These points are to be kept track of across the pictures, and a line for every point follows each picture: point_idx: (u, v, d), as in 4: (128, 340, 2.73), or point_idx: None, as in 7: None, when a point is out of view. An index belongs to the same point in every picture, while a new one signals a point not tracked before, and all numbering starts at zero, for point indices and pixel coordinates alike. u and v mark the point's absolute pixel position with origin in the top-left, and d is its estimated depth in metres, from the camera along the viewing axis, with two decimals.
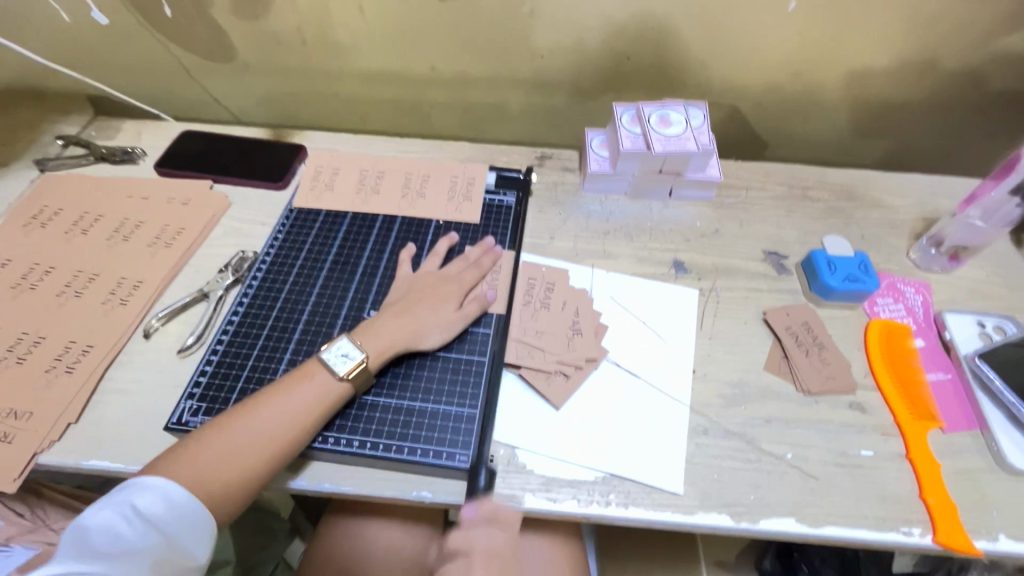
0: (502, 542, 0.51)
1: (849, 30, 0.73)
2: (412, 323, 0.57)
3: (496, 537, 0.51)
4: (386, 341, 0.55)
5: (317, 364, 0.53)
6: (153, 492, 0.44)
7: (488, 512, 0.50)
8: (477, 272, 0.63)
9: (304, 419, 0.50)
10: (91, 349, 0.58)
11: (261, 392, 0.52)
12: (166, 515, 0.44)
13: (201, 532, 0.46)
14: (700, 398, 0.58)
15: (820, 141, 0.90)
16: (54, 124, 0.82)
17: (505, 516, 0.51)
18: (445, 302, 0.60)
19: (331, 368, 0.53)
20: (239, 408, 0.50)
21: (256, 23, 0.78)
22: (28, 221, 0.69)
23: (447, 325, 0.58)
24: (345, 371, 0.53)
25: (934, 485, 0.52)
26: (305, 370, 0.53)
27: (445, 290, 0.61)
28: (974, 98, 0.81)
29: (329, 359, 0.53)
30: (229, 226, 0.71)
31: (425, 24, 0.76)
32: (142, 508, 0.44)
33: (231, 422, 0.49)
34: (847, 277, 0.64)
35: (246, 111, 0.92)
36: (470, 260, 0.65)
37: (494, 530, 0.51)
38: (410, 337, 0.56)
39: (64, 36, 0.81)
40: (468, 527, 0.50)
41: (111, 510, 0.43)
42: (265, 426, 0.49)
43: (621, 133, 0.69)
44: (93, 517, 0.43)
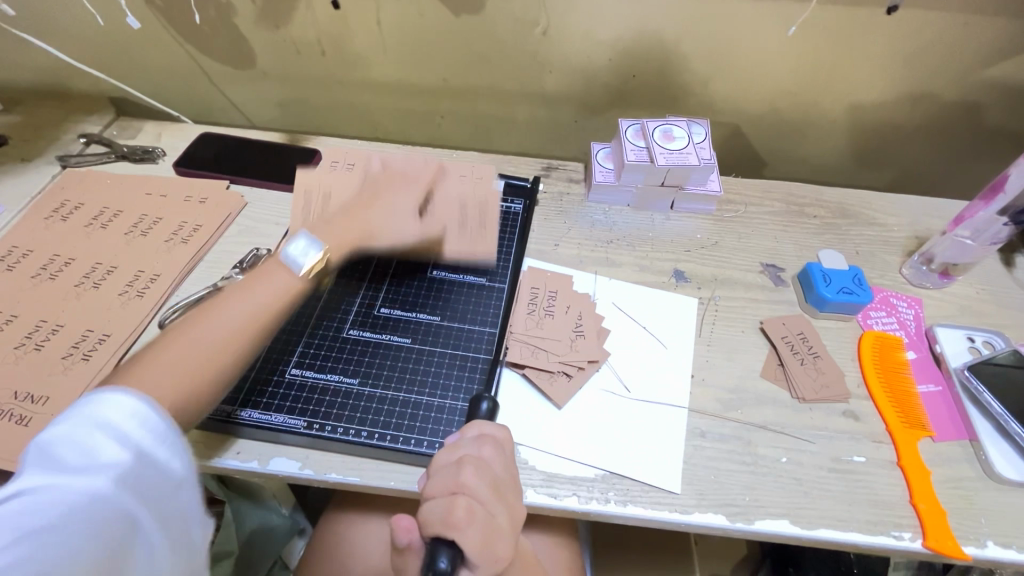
0: (492, 454, 0.47)
1: (846, 55, 0.76)
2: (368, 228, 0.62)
3: (486, 449, 0.47)
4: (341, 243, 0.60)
5: (277, 264, 0.56)
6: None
7: (473, 431, 0.49)
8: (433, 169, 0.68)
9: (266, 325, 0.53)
10: (107, 338, 0.60)
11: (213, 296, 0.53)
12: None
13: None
14: (697, 402, 0.59)
15: (816, 162, 0.93)
16: (76, 122, 0.84)
17: (491, 435, 0.49)
18: (403, 202, 0.65)
19: (292, 265, 0.56)
20: (197, 310, 0.51)
21: (277, 33, 0.81)
22: (49, 214, 0.71)
23: (403, 230, 0.63)
24: (307, 267, 0.56)
25: (924, 492, 0.54)
26: (265, 271, 0.55)
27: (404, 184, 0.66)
28: (965, 124, 0.84)
29: (291, 258, 0.56)
30: (244, 225, 0.73)
31: (439, 38, 0.79)
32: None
33: (185, 325, 0.50)
34: (841, 290, 0.66)
35: (262, 116, 0.94)
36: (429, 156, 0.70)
37: (483, 442, 0.48)
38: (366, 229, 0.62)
39: (92, 39, 0.84)
40: (456, 444, 0.48)
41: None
42: (215, 333, 0.50)
43: (625, 146, 0.72)
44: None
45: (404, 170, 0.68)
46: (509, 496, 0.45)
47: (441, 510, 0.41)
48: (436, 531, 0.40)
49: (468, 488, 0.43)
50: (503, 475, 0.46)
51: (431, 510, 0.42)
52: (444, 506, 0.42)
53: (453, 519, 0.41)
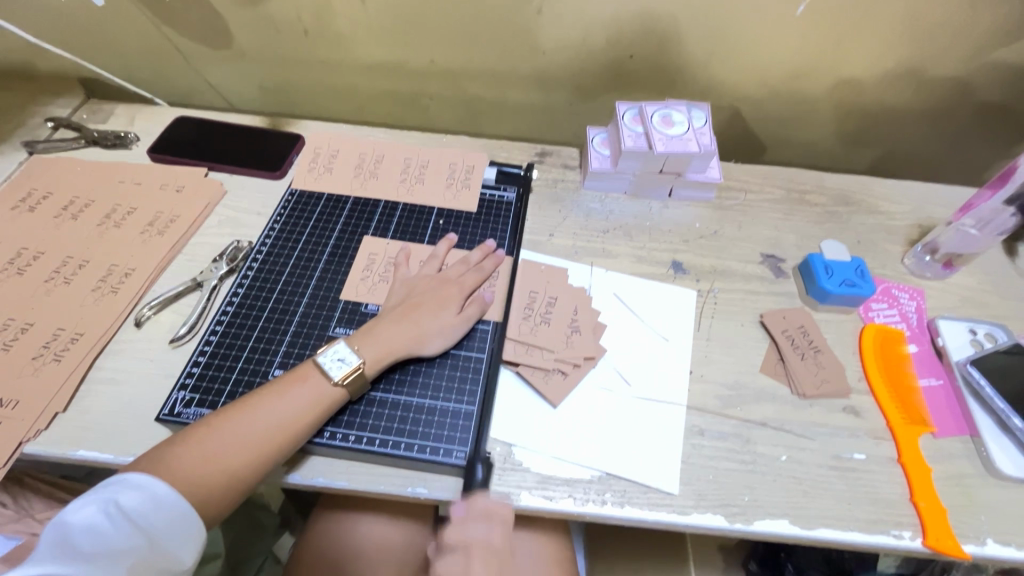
0: (497, 535, 0.50)
1: (852, 35, 0.73)
2: (413, 331, 0.56)
3: (493, 533, 0.50)
4: (386, 348, 0.54)
5: (311, 368, 0.52)
6: (139, 490, 0.43)
7: (479, 507, 0.50)
8: (479, 275, 0.62)
9: (300, 422, 0.49)
10: (80, 337, 0.57)
11: (253, 392, 0.51)
12: (152, 517, 0.43)
13: (188, 533, 0.44)
14: (696, 399, 0.58)
15: (817, 147, 0.90)
16: (42, 106, 0.80)
17: (495, 510, 0.50)
18: (446, 307, 0.58)
19: (327, 373, 0.52)
20: (230, 409, 0.49)
21: (254, 10, 0.76)
22: (15, 204, 0.67)
23: (447, 332, 0.57)
24: (340, 376, 0.52)
25: (924, 489, 0.53)
26: (299, 372, 0.52)
27: (447, 293, 0.59)
28: (971, 108, 0.81)
29: (324, 363, 0.52)
30: (224, 215, 0.70)
31: (427, 16, 0.75)
32: (125, 506, 0.42)
33: (220, 422, 0.48)
34: (844, 282, 0.64)
35: (242, 98, 0.90)
36: (471, 263, 0.63)
37: (490, 525, 0.50)
38: (411, 343, 0.55)
39: (56, 15, 0.79)
40: (464, 523, 0.50)
41: (94, 506, 0.42)
42: (251, 429, 0.48)
43: (623, 132, 0.69)
44: (76, 515, 0.42)
45: (442, 274, 0.61)
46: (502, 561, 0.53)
47: None
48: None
49: None
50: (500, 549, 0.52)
51: None
52: None
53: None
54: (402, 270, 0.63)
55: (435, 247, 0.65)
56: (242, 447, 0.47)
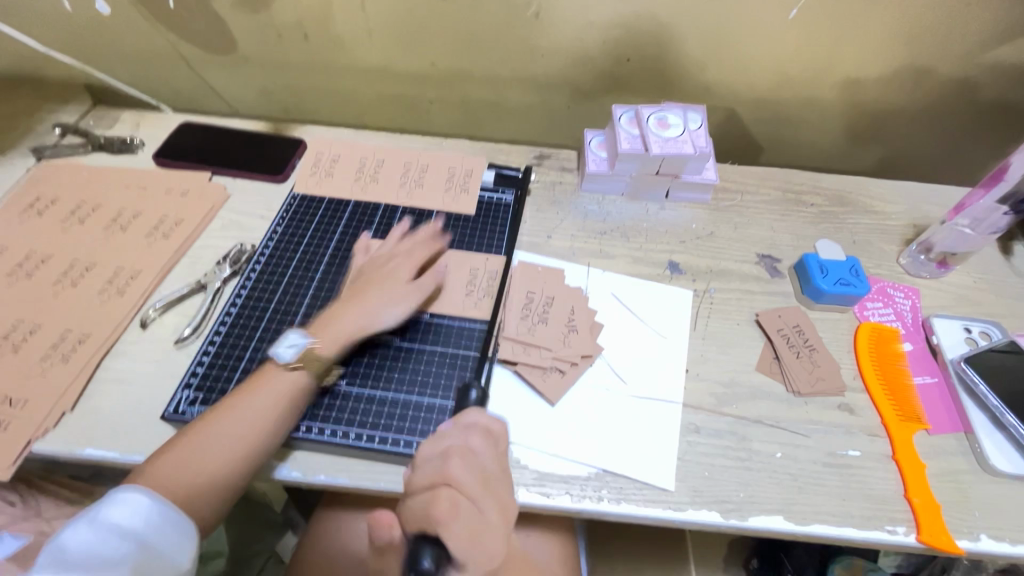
0: (482, 448, 0.46)
1: (846, 37, 0.74)
2: (366, 308, 0.58)
3: (473, 437, 0.47)
4: (340, 328, 0.56)
5: (268, 360, 0.55)
6: (130, 503, 0.44)
7: (461, 420, 0.48)
8: (421, 250, 0.64)
9: (285, 413, 0.51)
10: (87, 338, 0.58)
11: (233, 391, 0.53)
12: (148, 526, 0.43)
13: (185, 540, 0.45)
14: (692, 397, 0.58)
15: (814, 148, 0.91)
16: (50, 112, 0.81)
17: (482, 424, 0.48)
18: (394, 281, 0.60)
19: (281, 359, 0.54)
20: (216, 408, 0.51)
21: (257, 17, 0.78)
22: (24, 209, 0.69)
23: (402, 305, 0.59)
24: (292, 358, 0.54)
25: (919, 486, 0.53)
26: (266, 365, 0.54)
27: (388, 270, 0.62)
28: (966, 108, 0.82)
29: (277, 351, 0.55)
30: (227, 219, 0.71)
31: (426, 22, 0.76)
32: (118, 519, 0.43)
33: (206, 422, 0.50)
34: (838, 281, 0.65)
35: (245, 104, 0.91)
36: (417, 239, 0.65)
37: (470, 431, 0.47)
38: (367, 322, 0.57)
39: (64, 24, 0.81)
40: (442, 435, 0.47)
41: (85, 525, 0.42)
42: (237, 426, 0.49)
43: (619, 134, 0.70)
44: (68, 537, 0.41)
45: (393, 253, 0.64)
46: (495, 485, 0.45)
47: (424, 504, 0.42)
48: (419, 529, 0.40)
49: (452, 478, 0.43)
50: (491, 465, 0.46)
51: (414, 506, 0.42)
52: (425, 501, 0.42)
53: (435, 514, 0.41)
54: (359, 256, 0.64)
55: (390, 232, 0.67)
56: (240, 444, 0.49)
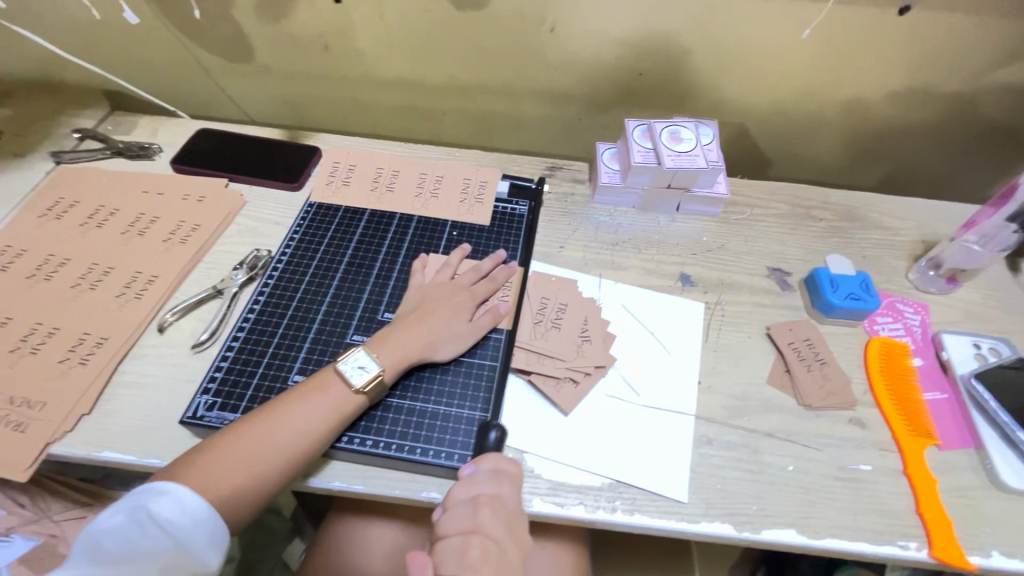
0: (509, 493, 0.48)
1: (856, 55, 0.75)
2: (429, 336, 0.57)
3: (503, 485, 0.48)
4: (402, 353, 0.56)
5: (332, 374, 0.54)
6: (166, 497, 0.44)
7: (489, 464, 0.50)
8: (490, 285, 0.64)
9: (324, 427, 0.51)
10: (105, 341, 0.59)
11: (275, 401, 0.52)
12: (177, 522, 0.44)
13: (212, 534, 0.46)
14: (704, 409, 0.59)
15: (822, 164, 0.92)
16: (69, 117, 0.82)
17: (507, 470, 0.50)
18: (459, 315, 0.60)
19: (346, 379, 0.53)
20: (254, 416, 0.51)
21: (277, 26, 0.79)
22: (43, 212, 0.70)
23: (460, 338, 0.59)
24: (360, 383, 0.53)
25: (930, 501, 0.54)
26: (319, 380, 0.53)
27: (458, 301, 0.61)
28: (974, 127, 0.83)
29: (345, 370, 0.54)
30: (244, 225, 0.72)
31: (443, 34, 0.78)
32: (153, 512, 0.44)
33: (245, 430, 0.49)
34: (849, 295, 0.66)
35: (261, 111, 0.93)
36: (482, 272, 0.65)
37: (500, 479, 0.49)
38: (425, 349, 0.57)
39: (86, 30, 0.82)
40: (473, 478, 0.48)
41: (123, 514, 0.44)
42: (276, 435, 0.49)
43: (632, 147, 0.71)
44: (107, 521, 0.44)
45: (456, 281, 0.63)
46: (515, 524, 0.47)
47: (456, 551, 0.44)
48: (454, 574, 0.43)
49: (482, 528, 0.45)
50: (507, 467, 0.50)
51: (448, 551, 0.45)
52: (458, 548, 0.44)
53: (468, 560, 0.44)
54: (416, 276, 0.65)
55: (449, 256, 0.66)
56: (269, 456, 0.49)
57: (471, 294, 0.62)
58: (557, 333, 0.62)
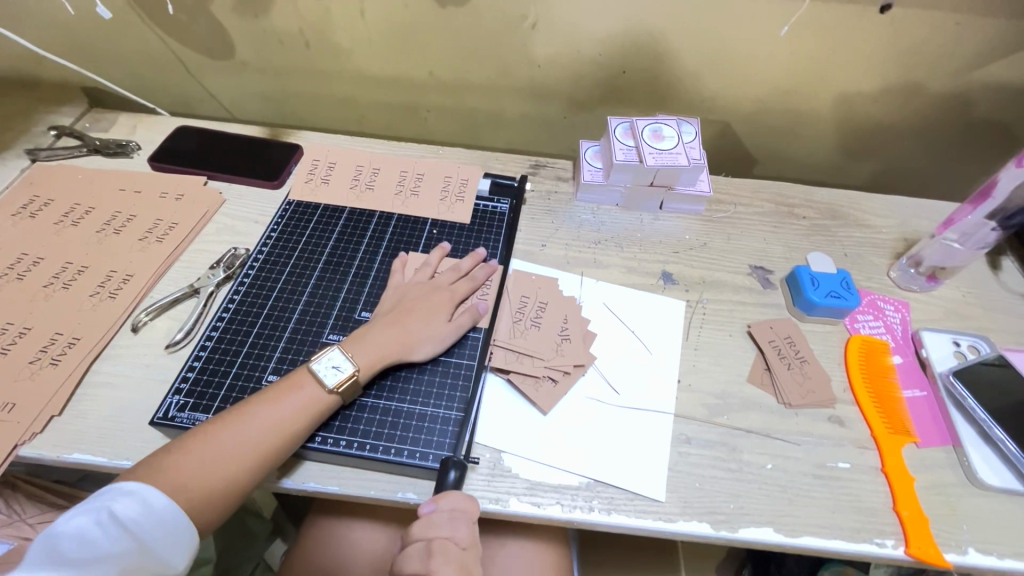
0: (466, 534, 0.48)
1: (839, 52, 0.75)
2: (405, 336, 0.57)
3: (459, 529, 0.48)
4: (377, 353, 0.55)
5: (306, 375, 0.53)
6: (131, 497, 0.44)
7: (446, 505, 0.48)
8: (469, 284, 0.63)
9: (296, 428, 0.50)
10: (77, 341, 0.58)
11: (247, 401, 0.51)
12: (143, 521, 0.44)
13: (179, 535, 0.45)
14: (684, 408, 0.59)
15: (806, 162, 0.92)
16: (46, 114, 0.81)
17: (464, 510, 0.49)
18: (436, 314, 0.59)
19: (320, 379, 0.53)
20: (225, 417, 0.50)
21: (257, 22, 0.78)
22: (17, 210, 0.69)
23: (437, 338, 0.58)
24: (334, 384, 0.52)
25: (907, 498, 0.54)
26: (293, 381, 0.53)
27: (436, 300, 0.61)
28: (956, 125, 0.83)
29: (319, 371, 0.53)
30: (222, 223, 0.71)
31: (425, 31, 0.77)
32: (117, 513, 0.43)
33: (216, 430, 0.49)
34: (829, 293, 0.65)
35: (242, 108, 0.92)
36: (462, 271, 0.64)
37: (456, 522, 0.48)
38: (402, 349, 0.56)
39: (62, 26, 0.81)
40: (429, 519, 0.48)
41: (85, 516, 0.43)
42: (247, 436, 0.49)
43: (614, 145, 0.71)
44: (67, 524, 0.42)
45: (435, 281, 0.63)
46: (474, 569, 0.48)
47: None
48: None
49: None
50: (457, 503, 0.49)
51: None
52: None
53: None
54: (395, 275, 0.64)
55: (428, 255, 0.66)
56: (239, 456, 0.48)
57: (450, 293, 0.62)
58: (537, 332, 0.61)
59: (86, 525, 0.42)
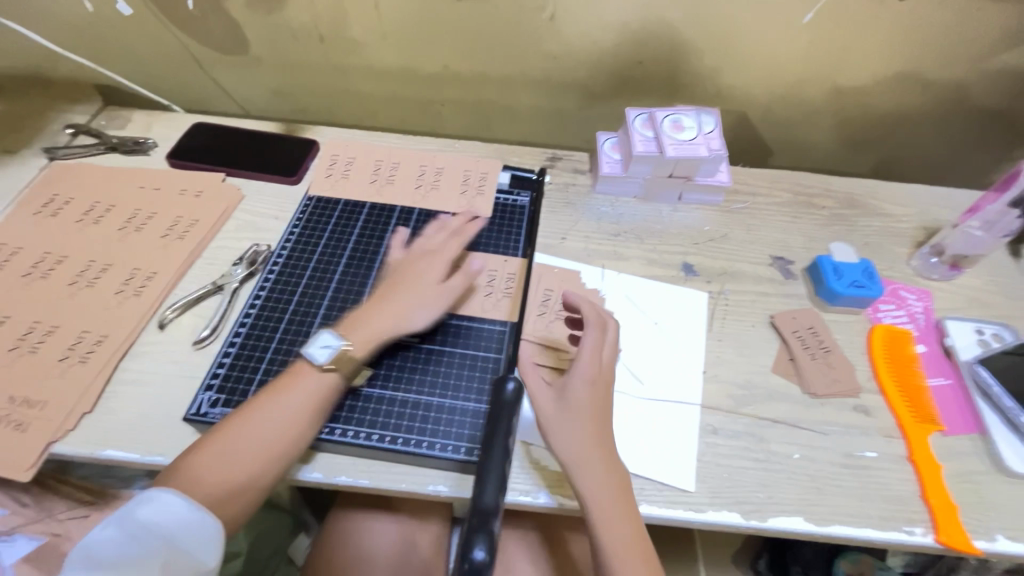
0: (608, 352, 0.55)
1: (858, 40, 0.74)
2: (395, 308, 0.57)
3: (594, 333, 0.55)
4: (370, 331, 0.55)
5: (302, 360, 0.53)
6: (155, 503, 0.44)
7: (593, 314, 0.57)
8: (455, 249, 0.63)
9: (305, 417, 0.50)
10: (105, 339, 0.58)
11: (254, 397, 0.52)
12: (169, 523, 0.44)
13: (206, 534, 0.45)
14: (710, 398, 0.59)
15: (823, 151, 0.91)
16: (61, 112, 0.81)
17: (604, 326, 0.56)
18: (425, 285, 0.59)
19: (314, 361, 0.52)
20: (233, 416, 0.50)
21: (271, 17, 0.78)
22: (38, 209, 0.69)
23: (430, 305, 0.58)
24: (326, 361, 0.52)
25: (935, 486, 0.54)
26: (293, 370, 0.53)
27: (423, 269, 0.60)
28: (976, 112, 0.83)
29: (312, 352, 0.53)
30: (242, 219, 0.71)
31: (441, 24, 0.77)
32: (143, 518, 0.44)
33: (227, 430, 0.49)
34: (852, 283, 0.66)
35: (256, 104, 0.91)
36: (450, 236, 0.65)
37: (592, 329, 0.56)
38: (394, 323, 0.56)
39: (76, 24, 0.80)
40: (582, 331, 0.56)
41: (113, 526, 0.43)
42: (257, 432, 0.49)
43: (634, 136, 0.70)
44: (99, 535, 0.43)
45: (423, 251, 0.63)
46: (604, 404, 0.52)
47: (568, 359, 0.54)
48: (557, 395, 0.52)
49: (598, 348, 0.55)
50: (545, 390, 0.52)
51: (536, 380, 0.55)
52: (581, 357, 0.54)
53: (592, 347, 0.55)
54: (394, 251, 0.64)
55: (419, 234, 0.65)
56: (251, 454, 0.48)
57: (441, 267, 0.61)
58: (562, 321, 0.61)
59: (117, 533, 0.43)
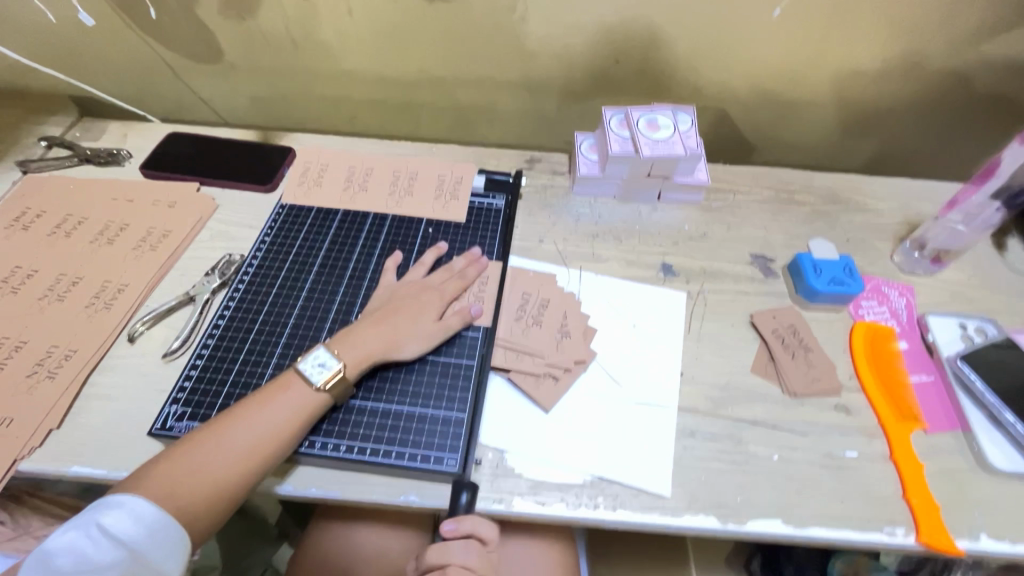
0: None
1: (836, 33, 0.74)
2: (390, 333, 0.56)
3: None
4: (363, 352, 0.55)
5: (293, 376, 0.53)
6: (121, 510, 0.43)
7: None
8: (460, 282, 0.62)
9: (285, 427, 0.50)
10: (74, 353, 0.58)
11: (234, 407, 0.51)
12: (133, 532, 0.43)
13: (171, 543, 0.44)
14: (687, 400, 0.58)
15: (807, 146, 0.90)
16: (35, 125, 0.81)
17: None
18: (425, 313, 0.59)
19: (307, 378, 0.52)
20: (213, 423, 0.49)
21: (243, 24, 0.77)
22: (9, 223, 0.68)
23: (425, 334, 0.58)
24: (321, 381, 0.52)
25: (917, 486, 0.53)
26: (280, 382, 0.52)
27: (425, 299, 0.60)
28: (962, 102, 0.82)
29: (306, 370, 0.53)
30: (216, 229, 0.70)
31: (414, 26, 0.76)
32: (109, 526, 0.43)
33: (202, 437, 0.48)
34: (832, 280, 0.65)
35: (233, 112, 0.91)
36: (454, 270, 0.64)
37: None
38: (387, 346, 0.56)
39: (48, 36, 0.80)
40: None
41: (77, 531, 0.42)
42: (235, 441, 0.48)
43: (609, 136, 0.70)
44: (58, 541, 0.42)
45: (424, 280, 0.62)
46: None
47: None
48: None
49: None
50: None
51: None
52: None
53: None
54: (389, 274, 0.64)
55: (424, 255, 0.66)
56: (225, 459, 0.47)
57: (440, 292, 0.61)
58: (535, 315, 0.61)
59: (79, 538, 0.42)
